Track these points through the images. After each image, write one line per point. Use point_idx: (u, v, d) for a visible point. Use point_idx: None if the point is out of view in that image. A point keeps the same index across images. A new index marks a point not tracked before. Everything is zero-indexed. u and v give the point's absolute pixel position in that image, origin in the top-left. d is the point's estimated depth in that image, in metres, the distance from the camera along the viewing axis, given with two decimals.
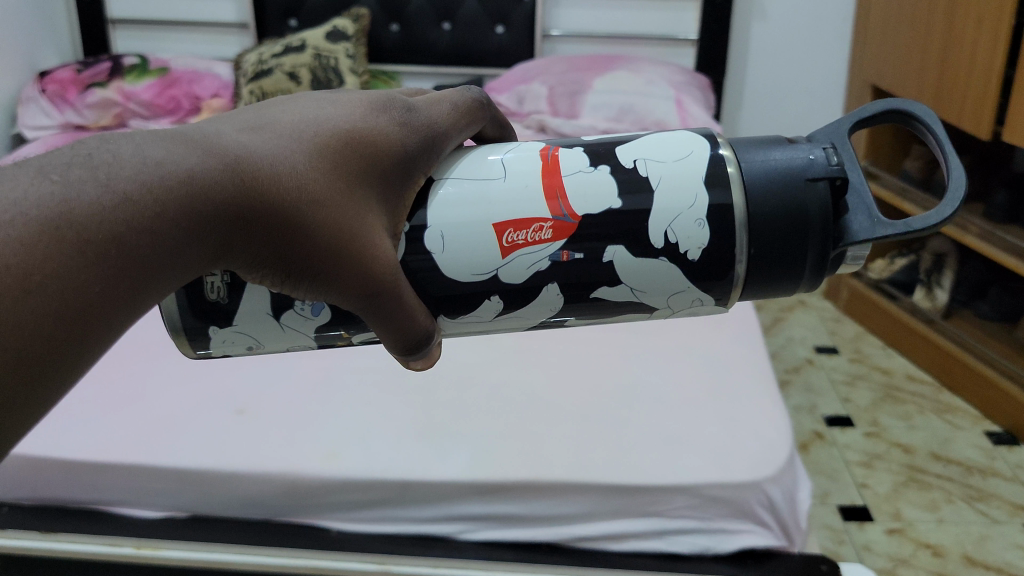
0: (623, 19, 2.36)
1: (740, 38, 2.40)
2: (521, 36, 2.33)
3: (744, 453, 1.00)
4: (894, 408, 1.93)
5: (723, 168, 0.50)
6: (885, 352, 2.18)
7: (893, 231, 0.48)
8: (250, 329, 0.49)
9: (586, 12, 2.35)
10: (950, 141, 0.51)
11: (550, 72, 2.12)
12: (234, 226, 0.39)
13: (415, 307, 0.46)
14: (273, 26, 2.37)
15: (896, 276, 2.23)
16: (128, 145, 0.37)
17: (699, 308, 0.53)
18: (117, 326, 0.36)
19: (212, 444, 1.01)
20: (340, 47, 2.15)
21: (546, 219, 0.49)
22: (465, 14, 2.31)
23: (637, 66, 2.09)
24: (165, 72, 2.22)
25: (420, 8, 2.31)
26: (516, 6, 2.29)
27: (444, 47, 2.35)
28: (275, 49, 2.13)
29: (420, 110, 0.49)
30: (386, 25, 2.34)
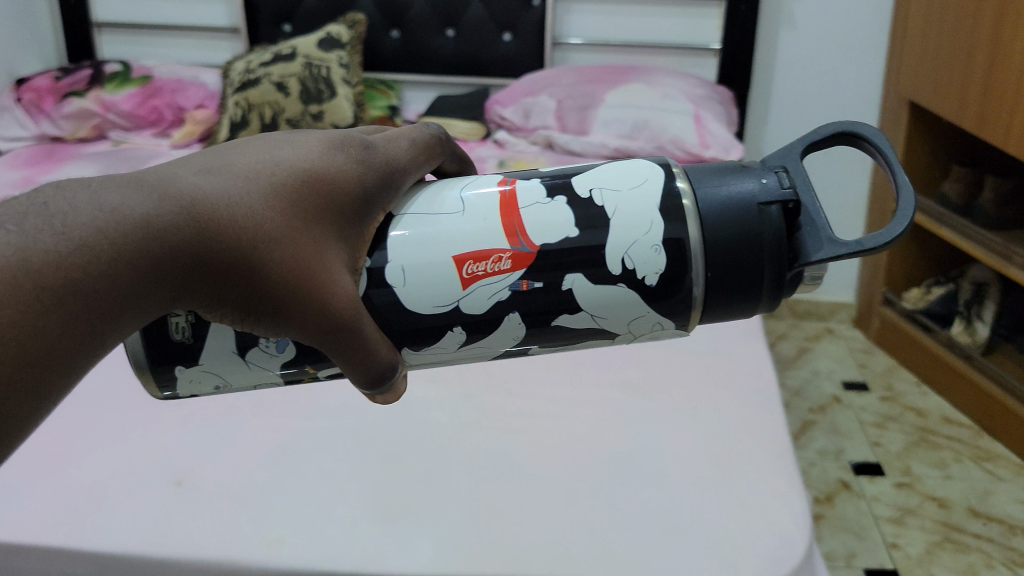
0: (635, 25, 2.14)
1: (763, 55, 2.13)
2: (530, 44, 2.15)
3: (753, 551, 0.82)
4: (928, 454, 1.79)
5: (678, 200, 0.51)
6: (918, 391, 2.03)
7: (846, 250, 0.49)
8: (216, 368, 0.50)
9: (596, 21, 2.15)
10: (898, 159, 0.52)
11: (560, 84, 1.98)
12: (192, 268, 0.40)
13: (377, 342, 0.46)
14: (267, 31, 2.23)
15: (932, 306, 2.04)
16: (83, 192, 0.37)
17: (660, 332, 0.54)
18: (78, 369, 0.36)
19: (141, 526, 0.87)
20: (333, 55, 2.01)
21: (505, 250, 0.50)
22: (471, 19, 2.14)
23: (653, 74, 1.96)
24: (148, 81, 2.12)
25: (422, 15, 2.15)
26: (525, 12, 2.11)
27: (447, 54, 2.19)
28: (264, 57, 2.01)
29: (377, 148, 0.50)
30: (386, 30, 2.19)
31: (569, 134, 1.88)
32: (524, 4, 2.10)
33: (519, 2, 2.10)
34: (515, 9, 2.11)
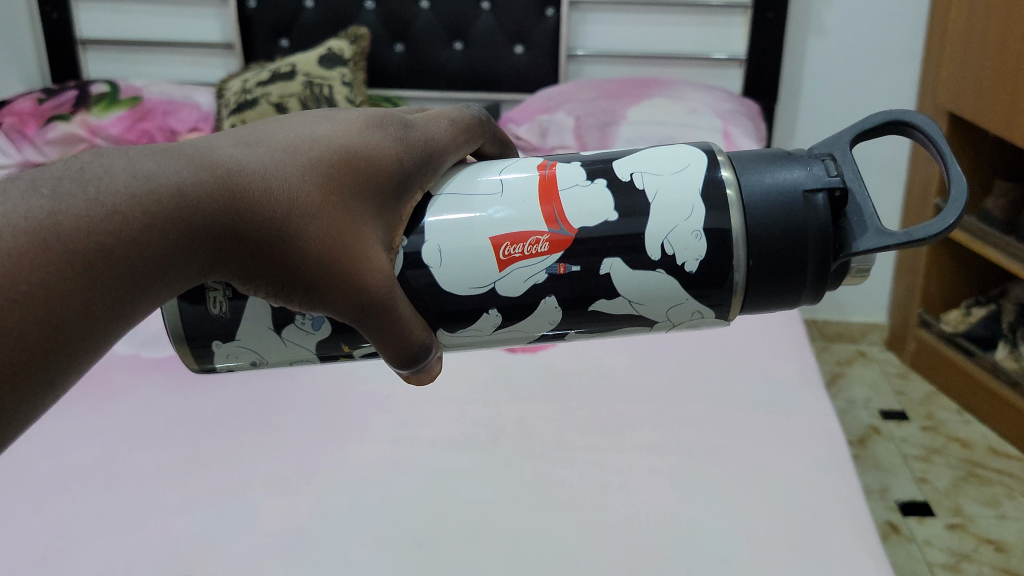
0: (663, 34, 1.98)
1: (791, 64, 2.00)
2: (544, 59, 1.96)
3: None
4: (978, 491, 1.65)
5: (722, 189, 0.50)
6: (961, 419, 1.89)
7: (893, 241, 0.48)
8: (253, 344, 0.50)
9: (616, 29, 1.98)
10: (951, 149, 0.51)
11: (576, 99, 1.83)
12: (227, 238, 0.40)
13: (411, 320, 0.46)
14: (262, 47, 2.01)
15: (973, 329, 1.90)
16: (120, 158, 0.38)
17: (700, 321, 0.53)
18: (109, 332, 0.37)
19: None
20: (336, 73, 1.81)
21: (543, 232, 0.50)
22: (480, 33, 1.94)
23: (667, 86, 1.84)
24: (137, 102, 1.89)
25: (428, 29, 1.95)
26: (537, 23, 1.93)
27: (455, 69, 1.99)
28: (261, 76, 1.80)
29: (416, 128, 0.49)
30: (390, 45, 1.98)
31: (589, 151, 1.75)
32: (537, 16, 1.92)
33: (532, 13, 1.91)
34: (526, 22, 1.92)
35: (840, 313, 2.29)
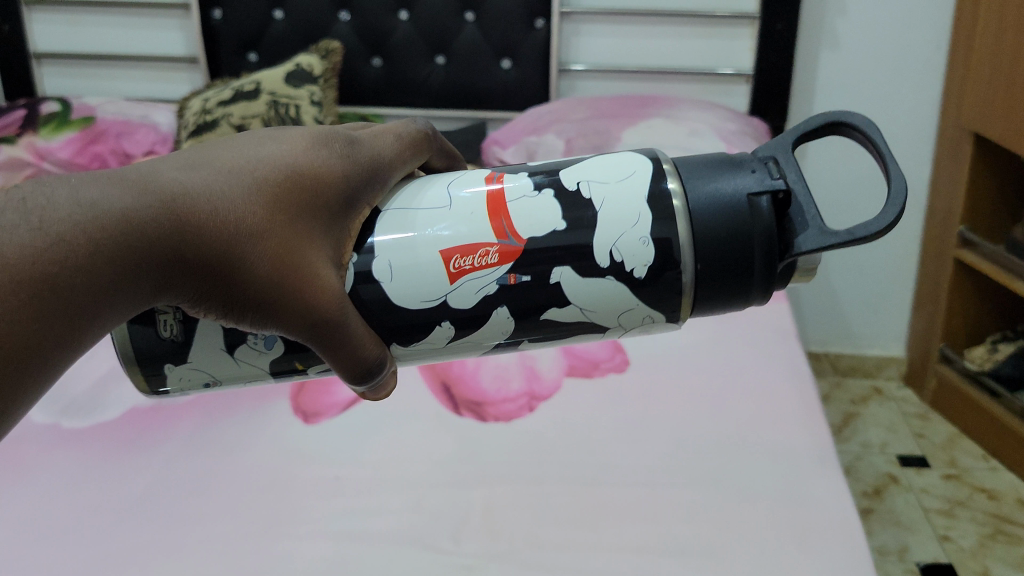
0: (658, 47, 1.80)
1: (803, 75, 1.78)
2: (534, 73, 1.80)
3: None
4: (1010, 551, 1.39)
5: (668, 202, 0.51)
6: (987, 465, 1.63)
7: (837, 240, 0.49)
8: (206, 365, 0.50)
9: (608, 41, 1.80)
10: (890, 147, 0.52)
11: (568, 120, 1.61)
12: (174, 262, 0.40)
13: (364, 336, 0.46)
14: (228, 61, 1.85)
15: (1001, 367, 1.64)
16: (63, 187, 0.37)
17: (651, 325, 0.54)
18: (58, 363, 0.36)
19: None
20: (303, 90, 1.66)
21: (492, 243, 0.50)
22: (462, 47, 1.78)
23: (674, 103, 1.63)
24: (89, 122, 1.74)
25: (406, 41, 1.79)
26: (526, 36, 1.76)
27: (437, 85, 1.83)
28: (223, 95, 1.65)
29: (362, 144, 0.49)
30: (367, 58, 1.83)
31: None
32: (525, 28, 1.75)
33: (521, 24, 1.75)
34: (514, 33, 1.76)
35: (851, 342, 2.04)
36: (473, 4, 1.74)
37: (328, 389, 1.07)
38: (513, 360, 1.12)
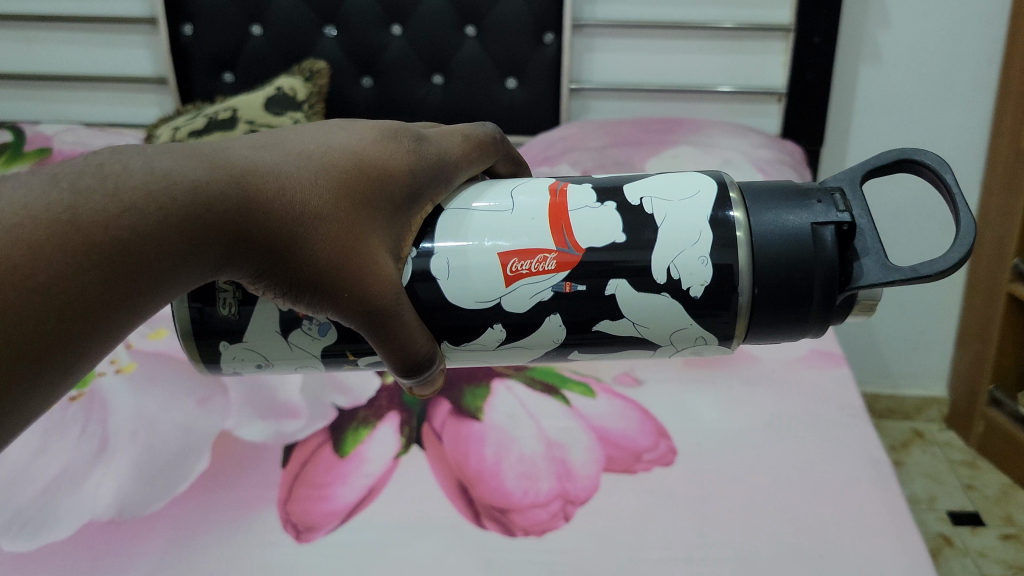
0: (681, 66, 1.57)
1: (840, 93, 1.59)
2: (544, 91, 1.57)
3: None
4: None
5: (731, 231, 0.50)
6: None
7: (900, 277, 0.48)
8: (259, 346, 0.51)
9: (626, 58, 1.57)
10: (961, 186, 0.51)
11: (583, 147, 1.38)
12: (240, 239, 0.41)
13: (416, 330, 0.47)
14: (201, 82, 1.60)
15: None
16: (138, 157, 0.38)
17: (704, 347, 0.54)
18: (120, 327, 0.37)
19: None
20: (287, 117, 1.37)
21: (551, 250, 0.51)
22: (462, 66, 1.54)
23: (699, 125, 1.42)
24: (46, 154, 1.43)
25: (400, 58, 1.55)
26: (534, 52, 1.53)
27: (434, 108, 1.60)
28: (193, 124, 1.32)
29: (428, 141, 0.50)
30: (357, 78, 1.58)
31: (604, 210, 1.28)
32: (530, 44, 1.52)
33: (526, 40, 1.51)
34: (517, 50, 1.52)
35: (889, 384, 1.90)
36: (474, 17, 1.51)
37: (325, 493, 0.83)
38: (543, 459, 0.87)
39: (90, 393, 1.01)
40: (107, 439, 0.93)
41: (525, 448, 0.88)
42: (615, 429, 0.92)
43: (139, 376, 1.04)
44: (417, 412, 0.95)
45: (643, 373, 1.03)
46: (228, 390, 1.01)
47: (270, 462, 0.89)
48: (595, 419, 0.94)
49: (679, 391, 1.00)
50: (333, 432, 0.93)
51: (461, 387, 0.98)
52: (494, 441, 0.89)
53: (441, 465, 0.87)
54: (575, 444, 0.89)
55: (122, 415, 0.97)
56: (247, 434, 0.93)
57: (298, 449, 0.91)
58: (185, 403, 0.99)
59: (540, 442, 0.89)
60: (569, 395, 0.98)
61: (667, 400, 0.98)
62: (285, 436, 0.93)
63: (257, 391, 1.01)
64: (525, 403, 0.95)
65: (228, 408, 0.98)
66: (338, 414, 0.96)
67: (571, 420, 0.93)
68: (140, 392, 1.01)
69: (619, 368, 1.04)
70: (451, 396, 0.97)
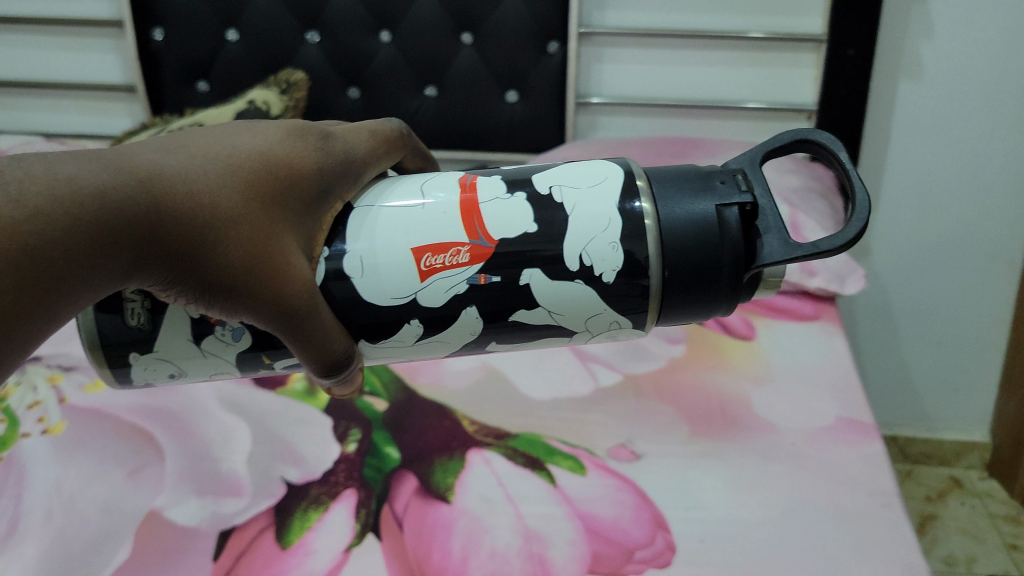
0: (700, 78, 1.38)
1: (875, 119, 1.37)
2: (548, 107, 1.39)
3: None
4: None
5: (640, 221, 0.51)
6: None
7: (803, 252, 0.49)
8: (172, 355, 0.50)
9: (638, 70, 1.39)
10: (854, 164, 0.53)
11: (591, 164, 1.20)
12: (148, 244, 0.40)
13: (332, 329, 0.46)
14: (173, 92, 1.42)
15: None
16: (39, 163, 0.37)
17: (618, 331, 0.55)
18: (29, 339, 0.36)
19: None
20: None
21: (464, 243, 0.51)
22: (458, 76, 1.37)
23: (719, 146, 1.26)
24: None
25: (390, 68, 1.38)
26: (538, 63, 1.35)
27: (428, 125, 1.42)
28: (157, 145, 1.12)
29: (336, 140, 0.50)
30: (341, 89, 1.41)
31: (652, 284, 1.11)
32: (533, 54, 1.34)
33: (530, 49, 1.34)
34: (520, 61, 1.35)
35: (925, 427, 1.65)
36: (470, 23, 1.33)
37: None
38: (517, 557, 0.68)
39: (7, 459, 0.81)
40: (18, 520, 0.73)
41: (498, 541, 0.70)
42: (604, 516, 0.73)
43: (68, 439, 0.83)
44: (379, 493, 0.77)
45: (642, 446, 0.83)
46: (165, 459, 0.80)
47: (201, 552, 0.70)
48: (582, 503, 0.75)
49: (682, 467, 0.80)
50: (279, 514, 0.74)
51: (432, 459, 0.80)
52: (463, 531, 0.71)
53: (393, 561, 0.69)
54: (557, 537, 0.71)
55: (42, 490, 0.77)
56: (178, 516, 0.74)
57: (235, 536, 0.72)
58: (111, 476, 0.78)
59: (517, 529, 0.71)
60: (555, 471, 0.78)
61: (662, 480, 0.78)
62: (222, 519, 0.74)
63: (197, 461, 0.80)
64: (502, 482, 0.77)
65: (161, 482, 0.78)
66: (287, 492, 0.77)
67: (555, 504, 0.74)
68: (66, 460, 0.80)
69: (617, 437, 0.84)
70: (420, 470, 0.79)
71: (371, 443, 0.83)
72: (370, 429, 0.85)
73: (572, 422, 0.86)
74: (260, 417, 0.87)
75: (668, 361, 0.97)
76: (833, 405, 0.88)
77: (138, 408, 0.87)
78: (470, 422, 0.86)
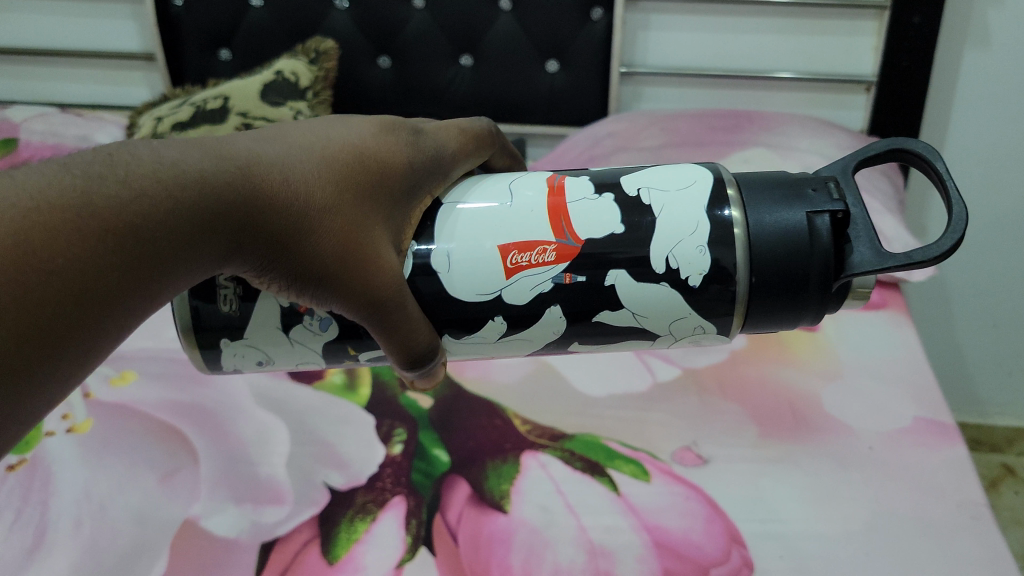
0: (747, 48, 1.36)
1: (939, 83, 1.33)
2: (589, 75, 1.39)
3: None
4: None
5: (729, 230, 0.50)
6: None
7: (895, 263, 0.48)
8: (259, 342, 0.51)
9: (683, 37, 1.37)
10: (954, 176, 0.51)
11: (635, 147, 1.21)
12: (244, 229, 0.41)
13: (418, 321, 0.47)
14: (195, 60, 1.45)
15: None
16: (144, 147, 0.38)
17: (703, 337, 0.54)
18: (132, 318, 0.37)
19: None
20: (286, 111, 1.23)
21: (550, 242, 0.51)
22: (495, 43, 1.37)
23: (773, 119, 1.24)
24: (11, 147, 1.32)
25: (423, 34, 1.38)
26: (579, 31, 1.35)
27: (463, 94, 1.44)
28: (178, 115, 1.21)
29: (427, 136, 0.51)
30: (372, 58, 1.42)
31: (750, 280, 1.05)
32: (576, 21, 1.34)
33: (571, 17, 1.33)
34: (561, 29, 1.35)
35: (977, 413, 1.61)
36: None
37: None
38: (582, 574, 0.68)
39: (32, 461, 0.83)
40: (46, 528, 0.75)
41: (560, 557, 0.70)
42: (672, 529, 0.73)
43: (94, 440, 0.85)
44: (429, 501, 0.77)
45: (708, 449, 0.82)
46: (199, 463, 0.81)
47: (242, 567, 0.71)
48: (648, 513, 0.74)
49: (754, 475, 0.78)
50: (323, 525, 0.74)
51: (485, 463, 0.80)
52: (523, 544, 0.71)
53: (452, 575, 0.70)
54: (623, 553, 0.70)
55: (69, 497, 0.78)
56: (215, 526, 0.75)
57: (277, 550, 0.72)
58: (144, 480, 0.79)
59: (580, 543, 0.71)
60: (616, 477, 0.78)
61: (738, 492, 0.77)
62: (262, 531, 0.74)
63: (233, 466, 0.81)
64: (561, 490, 0.77)
65: (195, 488, 0.78)
66: (330, 500, 0.77)
67: (621, 515, 0.74)
68: (94, 464, 0.82)
69: (681, 440, 0.83)
70: (472, 475, 0.79)
71: (418, 445, 0.83)
72: (416, 428, 0.85)
73: (632, 421, 0.86)
74: (300, 414, 0.88)
75: (730, 354, 0.95)
76: (911, 406, 0.86)
77: (166, 410, 0.89)
78: (522, 422, 0.86)
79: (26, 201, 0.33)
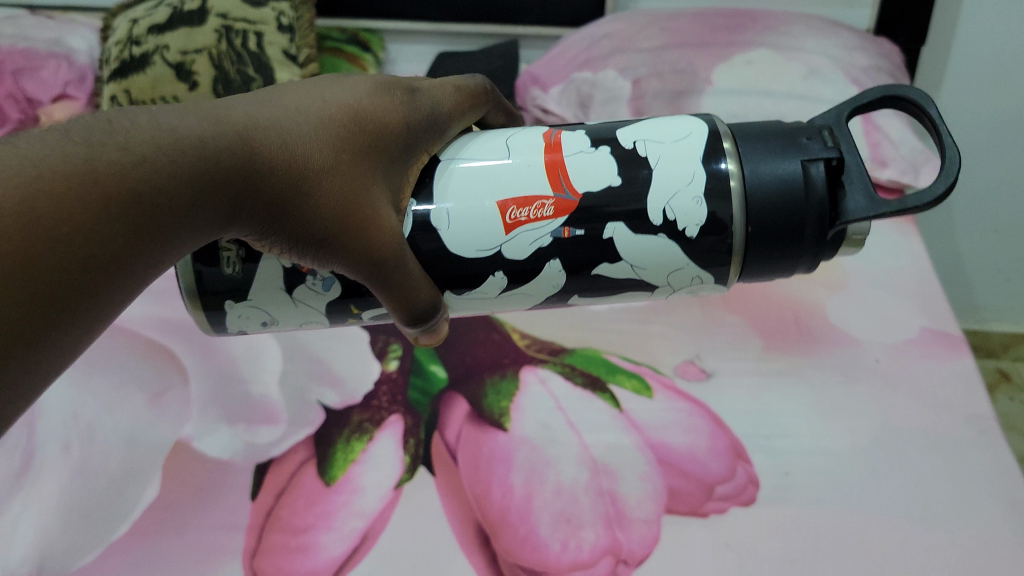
0: None
1: None
2: None
3: None
4: None
5: (725, 182, 0.51)
6: None
7: (889, 209, 0.49)
8: (263, 303, 0.52)
9: None
10: (946, 121, 0.52)
11: (632, 48, 1.21)
12: (245, 194, 0.41)
13: (420, 278, 0.48)
14: None
15: None
16: (143, 115, 0.39)
17: (701, 286, 0.55)
18: (136, 285, 0.37)
19: None
20: (268, 10, 1.29)
21: (548, 196, 0.51)
22: None
23: (776, 19, 1.22)
24: None
25: None
26: None
27: None
28: (155, 14, 1.27)
29: (422, 93, 0.51)
30: None
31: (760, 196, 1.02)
32: None
33: None
34: None
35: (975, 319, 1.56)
36: None
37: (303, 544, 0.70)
38: (584, 492, 0.72)
39: None
40: (35, 452, 0.78)
41: (563, 475, 0.73)
42: (676, 445, 0.77)
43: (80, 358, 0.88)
44: (426, 418, 0.81)
45: (711, 362, 0.86)
46: (188, 382, 0.85)
47: (237, 488, 0.76)
48: (652, 431, 0.78)
49: (759, 389, 0.82)
50: (320, 445, 0.79)
51: (483, 379, 0.84)
52: (526, 463, 0.75)
53: (454, 493, 0.74)
54: (623, 471, 0.74)
55: (57, 419, 0.81)
56: (209, 447, 0.79)
57: (272, 471, 0.77)
58: (133, 399, 0.83)
59: (584, 461, 0.75)
60: (619, 393, 0.82)
61: (745, 404, 0.81)
62: (257, 451, 0.79)
63: (224, 385, 0.85)
64: (562, 407, 0.80)
65: (185, 408, 0.83)
66: (324, 419, 0.81)
67: (623, 432, 0.78)
68: (82, 383, 0.85)
69: (683, 353, 0.87)
70: (469, 392, 0.83)
71: (413, 361, 0.87)
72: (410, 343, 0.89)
73: (631, 334, 0.90)
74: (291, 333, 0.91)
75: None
76: (919, 316, 0.90)
77: (161, 330, 0.93)
78: (522, 336, 0.90)
79: (30, 168, 0.33)
